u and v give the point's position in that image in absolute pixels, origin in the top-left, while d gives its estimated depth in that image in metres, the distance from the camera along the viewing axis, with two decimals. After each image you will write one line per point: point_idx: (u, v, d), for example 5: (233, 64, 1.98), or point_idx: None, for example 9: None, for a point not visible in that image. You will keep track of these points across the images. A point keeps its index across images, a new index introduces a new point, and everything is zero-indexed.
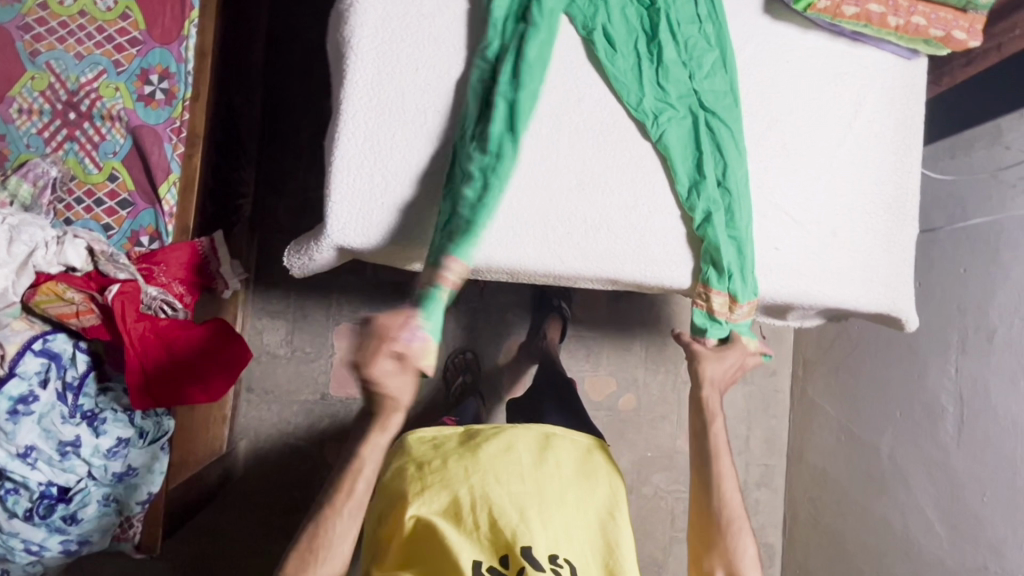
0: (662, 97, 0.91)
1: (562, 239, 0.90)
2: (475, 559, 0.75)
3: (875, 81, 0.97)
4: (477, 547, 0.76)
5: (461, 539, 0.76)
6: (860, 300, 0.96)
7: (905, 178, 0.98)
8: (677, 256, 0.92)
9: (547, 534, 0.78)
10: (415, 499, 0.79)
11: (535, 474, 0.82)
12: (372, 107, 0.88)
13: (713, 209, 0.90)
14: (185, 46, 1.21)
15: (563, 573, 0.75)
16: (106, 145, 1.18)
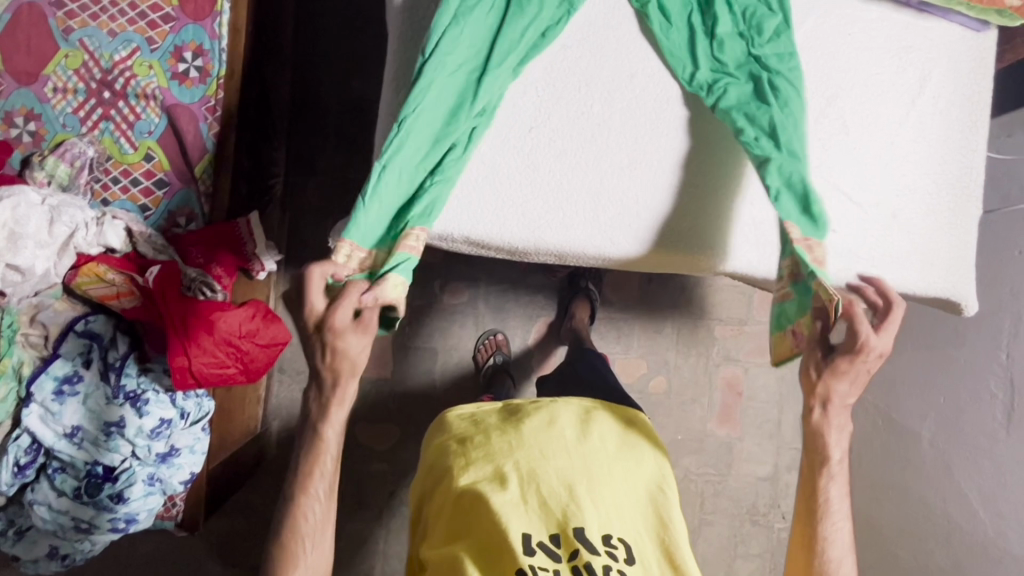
0: (719, 65, 0.87)
1: (612, 219, 0.88)
2: (524, 534, 0.73)
3: (941, 55, 0.92)
4: (526, 521, 0.74)
5: (509, 512, 0.74)
6: (919, 285, 0.92)
7: (971, 156, 0.93)
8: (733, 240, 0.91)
9: (598, 511, 0.75)
10: (462, 472, 0.79)
11: (581, 449, 0.80)
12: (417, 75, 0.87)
13: (772, 161, 0.83)
14: (218, 22, 1.19)
15: (618, 554, 0.72)
16: (141, 125, 1.17)
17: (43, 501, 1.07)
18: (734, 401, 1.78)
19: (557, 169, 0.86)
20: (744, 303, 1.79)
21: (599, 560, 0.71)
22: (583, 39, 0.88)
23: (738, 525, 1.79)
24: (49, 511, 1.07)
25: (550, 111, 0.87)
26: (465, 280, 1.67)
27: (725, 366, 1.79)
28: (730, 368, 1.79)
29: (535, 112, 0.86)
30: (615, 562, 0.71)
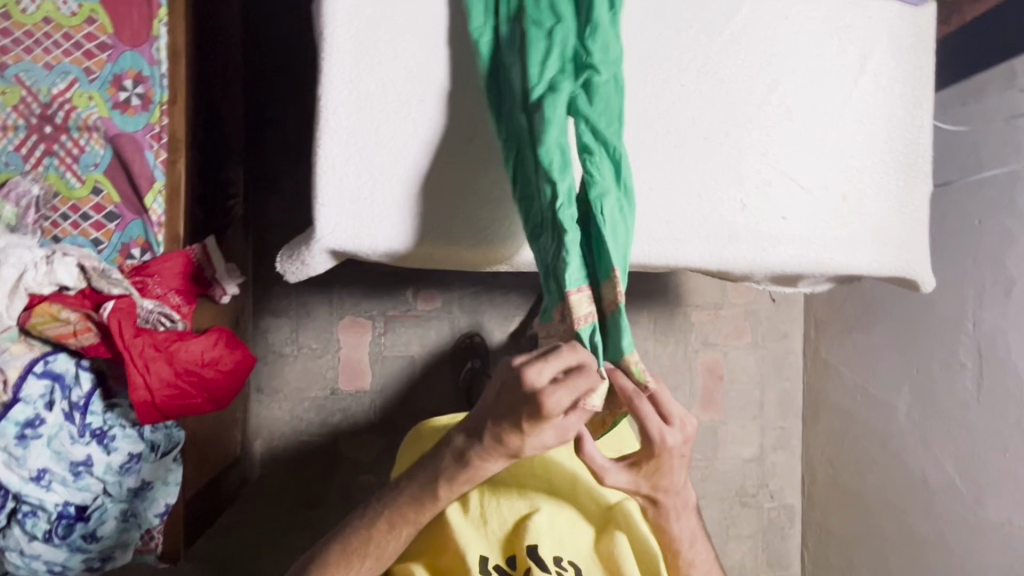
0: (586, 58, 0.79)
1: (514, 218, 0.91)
2: (482, 556, 0.90)
3: (881, 32, 0.91)
4: (484, 543, 0.91)
5: (467, 534, 0.91)
6: (873, 265, 0.92)
7: (918, 131, 0.93)
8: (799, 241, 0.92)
9: (551, 535, 0.91)
10: None
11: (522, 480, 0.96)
12: (360, 78, 0.84)
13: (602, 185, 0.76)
14: (156, 47, 1.16)
15: (565, 574, 0.87)
16: (85, 157, 1.15)
17: (15, 547, 1.06)
18: (715, 386, 1.78)
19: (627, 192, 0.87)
20: (719, 287, 1.79)
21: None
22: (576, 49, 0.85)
23: (729, 508, 1.81)
24: (22, 557, 1.07)
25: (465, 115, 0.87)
26: (438, 286, 1.65)
27: (704, 351, 1.79)
28: (710, 353, 1.80)
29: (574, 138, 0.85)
30: None
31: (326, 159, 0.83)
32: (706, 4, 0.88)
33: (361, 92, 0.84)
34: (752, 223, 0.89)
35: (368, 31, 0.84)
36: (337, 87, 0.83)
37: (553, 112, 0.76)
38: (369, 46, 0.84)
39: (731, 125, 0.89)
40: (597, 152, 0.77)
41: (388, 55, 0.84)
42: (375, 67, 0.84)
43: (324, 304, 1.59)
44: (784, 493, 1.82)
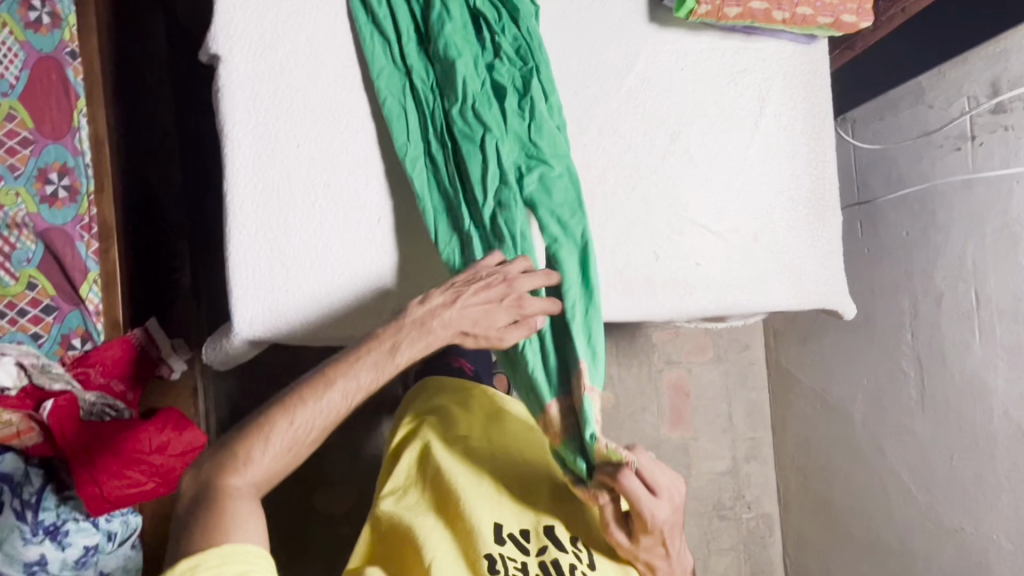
0: (533, 154, 0.85)
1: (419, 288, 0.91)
2: (494, 523, 0.78)
3: (775, 73, 0.93)
4: (498, 513, 0.80)
5: (478, 496, 0.81)
6: (792, 301, 0.94)
7: (821, 168, 0.95)
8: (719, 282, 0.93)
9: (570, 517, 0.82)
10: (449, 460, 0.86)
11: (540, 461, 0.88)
12: (266, 164, 0.85)
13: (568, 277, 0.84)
14: (78, 138, 1.18)
15: (584, 557, 0.77)
16: (17, 254, 1.15)
17: None
18: (682, 403, 1.79)
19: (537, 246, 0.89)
20: None
21: (565, 557, 0.76)
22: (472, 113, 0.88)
23: (707, 523, 1.80)
24: None
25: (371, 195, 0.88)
26: None
27: (668, 370, 1.80)
28: (674, 371, 1.81)
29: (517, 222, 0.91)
30: (580, 564, 0.76)
31: (238, 244, 0.84)
32: (601, 64, 0.90)
33: (269, 176, 0.85)
34: (665, 273, 0.91)
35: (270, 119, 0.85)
36: (245, 176, 0.84)
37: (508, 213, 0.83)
38: (271, 131, 0.85)
39: (637, 180, 0.91)
40: (560, 246, 0.84)
41: (291, 139, 0.85)
42: (281, 152, 0.85)
43: (285, 362, 1.60)
44: (761, 502, 1.83)
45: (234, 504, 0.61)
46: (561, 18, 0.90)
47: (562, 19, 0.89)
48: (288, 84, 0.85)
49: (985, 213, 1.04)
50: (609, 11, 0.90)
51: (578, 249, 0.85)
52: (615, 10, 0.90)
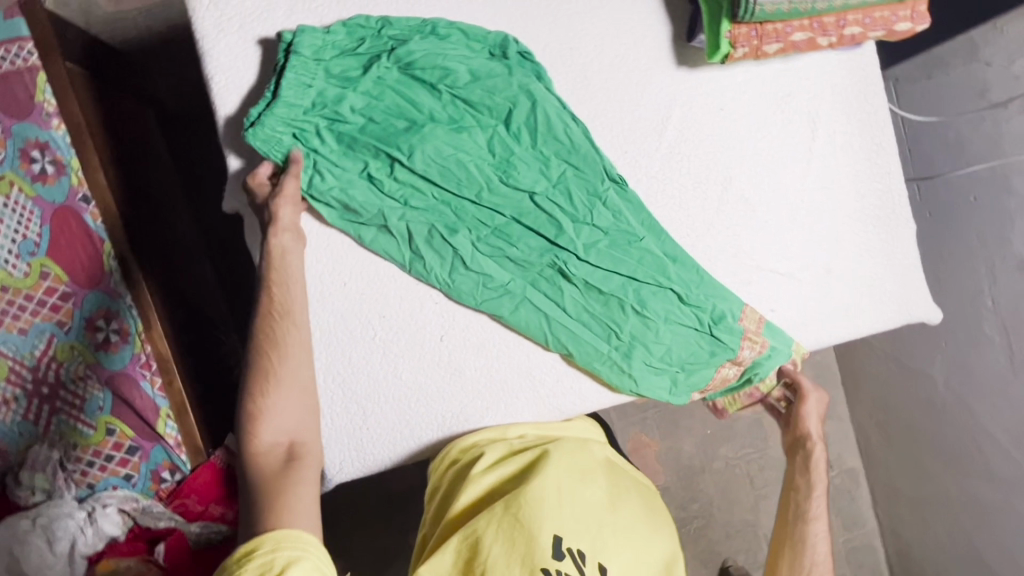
0: (601, 231, 0.83)
1: (507, 354, 0.86)
2: (555, 535, 0.70)
3: (822, 90, 0.86)
4: (555, 523, 0.71)
5: (547, 506, 0.72)
6: (876, 326, 0.89)
7: (887, 179, 0.89)
8: (808, 320, 0.88)
9: (622, 556, 0.73)
10: (494, 468, 0.78)
11: (621, 504, 0.78)
12: (345, 370, 0.83)
13: (675, 314, 0.84)
14: (115, 279, 1.17)
15: None
16: (90, 404, 1.16)
17: None
18: None
19: (716, 258, 0.86)
20: None
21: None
22: (602, 120, 0.84)
23: None
24: None
25: (423, 322, 0.84)
26: None
27: None
28: None
29: (599, 271, 0.83)
30: None
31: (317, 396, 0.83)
32: (635, 123, 0.84)
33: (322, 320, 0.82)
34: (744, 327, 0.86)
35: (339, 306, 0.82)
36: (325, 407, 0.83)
37: (627, 299, 0.83)
38: (349, 319, 0.83)
39: (696, 238, 0.86)
40: (651, 288, 0.83)
41: (365, 304, 0.83)
42: (352, 343, 0.83)
43: None
44: (843, 458, 1.81)
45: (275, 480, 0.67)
46: (583, 85, 0.83)
47: (587, 84, 0.83)
48: (354, 266, 0.82)
49: None
50: (633, 64, 0.84)
51: (672, 300, 0.84)
52: (639, 59, 0.84)
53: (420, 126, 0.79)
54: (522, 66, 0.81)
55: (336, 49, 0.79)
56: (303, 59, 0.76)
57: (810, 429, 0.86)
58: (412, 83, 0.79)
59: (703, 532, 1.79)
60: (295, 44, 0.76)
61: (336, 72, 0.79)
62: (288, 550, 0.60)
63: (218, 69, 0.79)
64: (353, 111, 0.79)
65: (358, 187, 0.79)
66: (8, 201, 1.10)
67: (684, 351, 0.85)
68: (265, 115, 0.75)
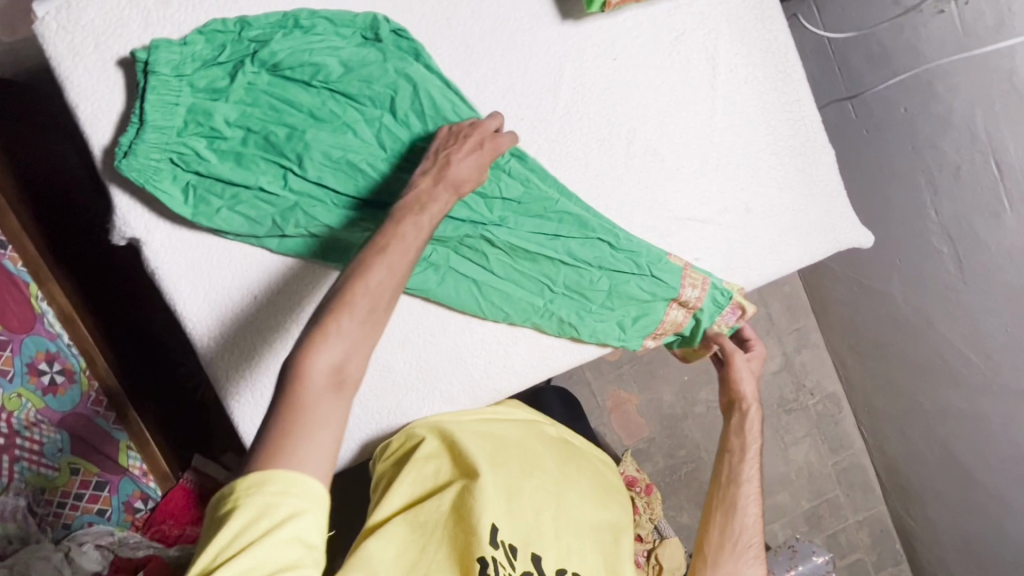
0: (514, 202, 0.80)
1: (434, 342, 0.84)
2: (493, 526, 0.70)
3: (718, 23, 0.82)
4: (495, 513, 0.71)
5: (488, 494, 0.72)
6: (804, 260, 0.87)
7: (797, 107, 0.85)
8: (736, 262, 0.86)
9: (560, 541, 0.75)
10: (436, 458, 0.78)
11: (563, 491, 0.80)
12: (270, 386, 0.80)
13: (601, 276, 0.82)
14: (49, 321, 1.15)
15: None
16: (49, 447, 1.13)
17: None
18: None
19: (631, 214, 0.83)
20: None
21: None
22: (492, 88, 0.80)
23: (776, 422, 1.80)
24: None
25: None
26: None
27: None
28: None
29: (517, 244, 0.80)
30: None
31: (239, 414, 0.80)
32: (527, 89, 0.81)
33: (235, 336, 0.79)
34: None
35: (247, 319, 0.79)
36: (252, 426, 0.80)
37: (549, 269, 0.81)
38: (261, 332, 0.79)
39: (608, 198, 0.83)
40: (573, 254, 0.81)
41: (277, 317, 0.80)
42: (269, 356, 0.80)
43: None
44: (822, 385, 1.82)
45: (311, 403, 0.51)
46: (466, 56, 0.79)
47: (470, 55, 0.79)
48: (257, 278, 0.79)
49: (986, 78, 0.93)
50: (515, 26, 0.80)
51: (596, 263, 0.82)
52: (521, 19, 0.80)
53: (301, 129, 0.76)
54: (396, 48, 0.77)
55: (197, 60, 0.74)
56: (162, 77, 0.72)
57: (747, 391, 0.84)
58: (286, 85, 0.76)
59: (693, 476, 1.81)
60: (149, 62, 0.72)
61: (202, 85, 0.74)
62: (278, 499, 0.48)
63: (81, 95, 0.75)
64: (230, 124, 0.75)
65: (248, 201, 0.76)
66: None
67: (614, 313, 0.84)
68: (137, 144, 0.72)
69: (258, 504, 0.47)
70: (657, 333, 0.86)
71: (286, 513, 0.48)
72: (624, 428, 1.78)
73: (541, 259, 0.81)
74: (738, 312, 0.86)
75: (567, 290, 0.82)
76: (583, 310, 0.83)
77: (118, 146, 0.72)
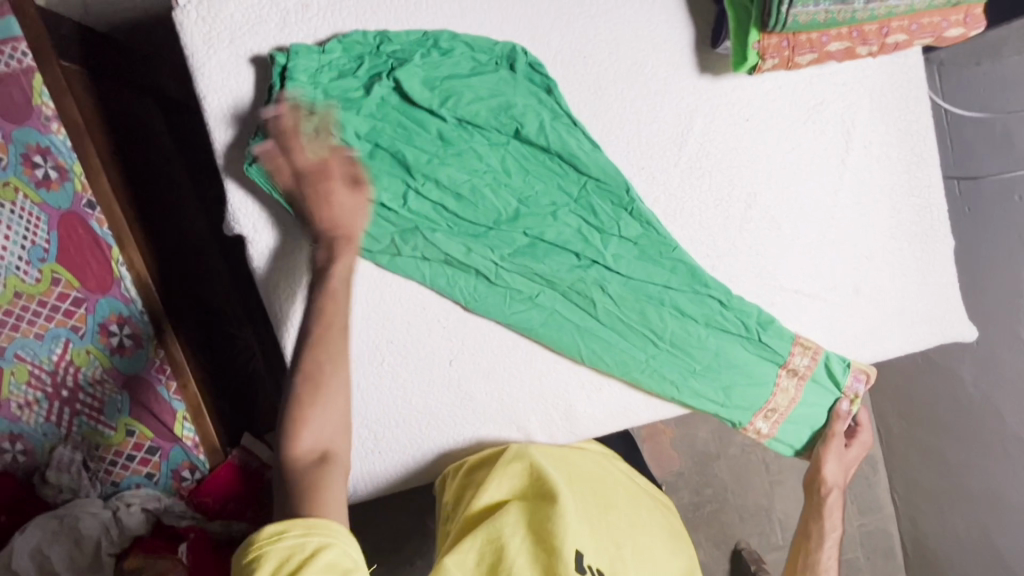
0: (623, 244, 0.79)
1: (519, 376, 0.84)
2: (577, 550, 0.68)
3: (860, 97, 0.79)
4: (577, 536, 0.69)
5: (569, 518, 0.71)
6: (904, 348, 0.85)
7: (926, 193, 0.82)
8: (836, 340, 0.84)
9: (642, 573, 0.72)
10: (504, 479, 0.77)
11: (635, 526, 0.78)
12: (361, 396, 0.82)
13: (707, 332, 0.81)
14: (125, 286, 1.17)
15: None
16: (109, 407, 1.18)
17: None
18: None
19: (738, 277, 0.82)
20: None
21: None
22: (618, 133, 0.79)
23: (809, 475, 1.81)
24: None
25: (433, 347, 0.82)
26: None
27: None
28: None
29: (621, 288, 0.80)
30: None
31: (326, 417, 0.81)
32: (654, 137, 0.79)
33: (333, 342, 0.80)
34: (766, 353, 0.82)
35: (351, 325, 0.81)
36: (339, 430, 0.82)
37: (654, 319, 0.80)
38: (363, 340, 0.81)
39: (715, 259, 0.81)
40: (680, 305, 0.80)
41: (376, 329, 0.81)
42: (365, 368, 0.81)
43: None
44: None
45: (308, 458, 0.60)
46: (597, 96, 0.78)
47: (602, 96, 0.78)
48: (361, 292, 0.80)
49: None
50: (652, 75, 0.78)
51: (703, 320, 0.80)
52: (659, 67, 0.78)
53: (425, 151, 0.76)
54: (529, 80, 0.77)
55: (333, 70, 0.75)
56: (299, 84, 0.72)
57: (831, 474, 0.83)
58: (416, 104, 0.76)
59: (716, 516, 1.79)
60: (289, 68, 0.72)
61: (335, 93, 0.75)
62: (314, 535, 0.55)
63: (211, 88, 0.75)
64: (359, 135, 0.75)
65: (366, 214, 0.76)
66: (13, 207, 1.07)
67: (716, 376, 0.81)
68: (268, 148, 0.72)
69: (285, 549, 0.54)
70: (766, 412, 0.82)
71: (315, 546, 0.55)
72: (655, 458, 1.77)
73: (647, 307, 0.80)
74: (862, 378, 0.82)
75: (669, 342, 0.81)
76: (685, 367, 0.81)
77: (248, 149, 0.73)
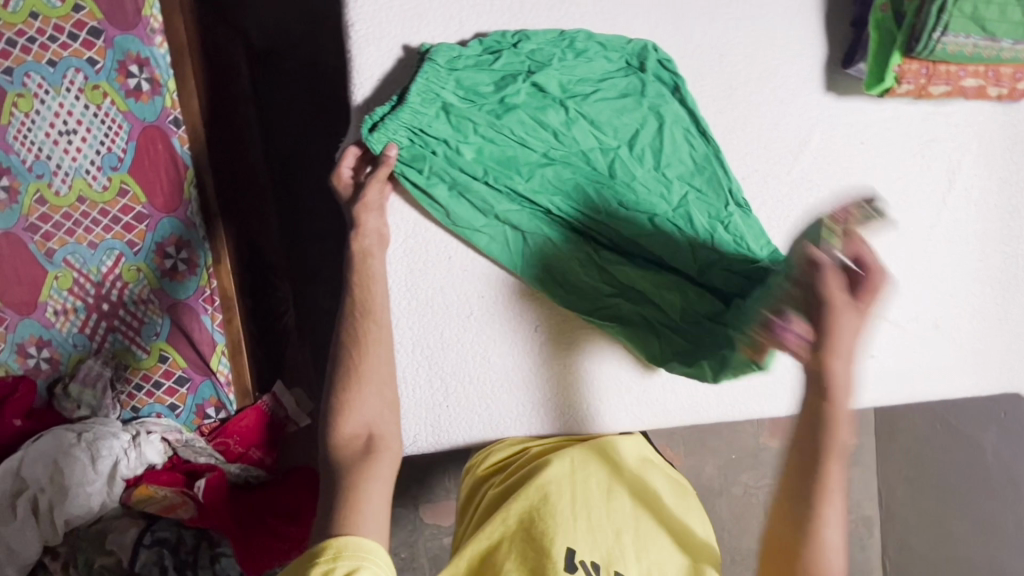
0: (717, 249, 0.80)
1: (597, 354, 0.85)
2: (566, 548, 0.70)
3: (968, 141, 0.83)
4: (567, 534, 0.72)
5: (560, 518, 0.73)
6: (972, 390, 0.87)
7: (1015, 244, 0.86)
8: (911, 371, 0.85)
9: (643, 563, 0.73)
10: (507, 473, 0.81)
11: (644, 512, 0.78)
12: (439, 350, 0.82)
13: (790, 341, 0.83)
14: (191, 210, 1.13)
15: None
16: (147, 328, 1.16)
17: None
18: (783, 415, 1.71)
19: None
20: None
21: None
22: (738, 130, 0.81)
23: None
24: None
25: (522, 309, 0.83)
26: None
27: None
28: None
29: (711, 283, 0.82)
30: None
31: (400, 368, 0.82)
32: (772, 143, 0.82)
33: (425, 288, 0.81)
34: None
35: (450, 273, 0.81)
36: (412, 384, 0.82)
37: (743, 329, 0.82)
38: (454, 292, 0.82)
39: None
40: None
41: (467, 282, 0.82)
42: (450, 317, 0.82)
43: None
44: None
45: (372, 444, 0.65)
46: (727, 94, 0.81)
47: (729, 95, 0.81)
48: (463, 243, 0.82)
49: None
50: (779, 84, 0.81)
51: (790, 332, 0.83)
52: (789, 77, 0.81)
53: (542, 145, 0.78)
54: (658, 79, 0.79)
55: (469, 61, 0.77)
56: (436, 66, 0.75)
57: None
58: (543, 101, 0.77)
59: None
60: (429, 53, 0.75)
61: (466, 85, 0.77)
62: (349, 558, 0.55)
63: (361, 16, 0.76)
64: (483, 125, 0.77)
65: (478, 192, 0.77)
66: (97, 111, 1.04)
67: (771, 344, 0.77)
68: (390, 118, 0.74)
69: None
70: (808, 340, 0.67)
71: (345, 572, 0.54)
72: None
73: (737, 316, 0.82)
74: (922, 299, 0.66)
75: None
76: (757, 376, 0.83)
77: (369, 116, 0.75)
